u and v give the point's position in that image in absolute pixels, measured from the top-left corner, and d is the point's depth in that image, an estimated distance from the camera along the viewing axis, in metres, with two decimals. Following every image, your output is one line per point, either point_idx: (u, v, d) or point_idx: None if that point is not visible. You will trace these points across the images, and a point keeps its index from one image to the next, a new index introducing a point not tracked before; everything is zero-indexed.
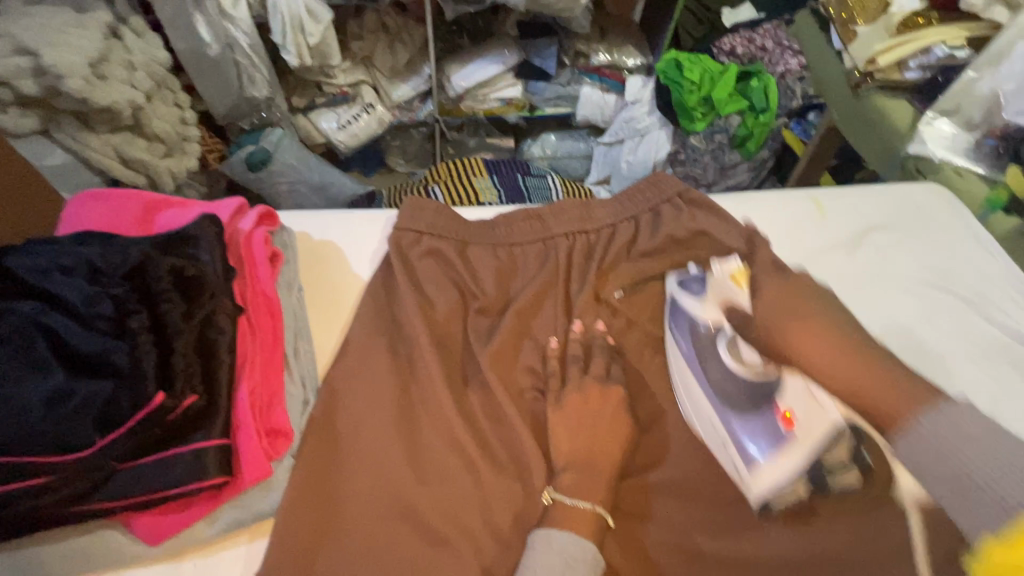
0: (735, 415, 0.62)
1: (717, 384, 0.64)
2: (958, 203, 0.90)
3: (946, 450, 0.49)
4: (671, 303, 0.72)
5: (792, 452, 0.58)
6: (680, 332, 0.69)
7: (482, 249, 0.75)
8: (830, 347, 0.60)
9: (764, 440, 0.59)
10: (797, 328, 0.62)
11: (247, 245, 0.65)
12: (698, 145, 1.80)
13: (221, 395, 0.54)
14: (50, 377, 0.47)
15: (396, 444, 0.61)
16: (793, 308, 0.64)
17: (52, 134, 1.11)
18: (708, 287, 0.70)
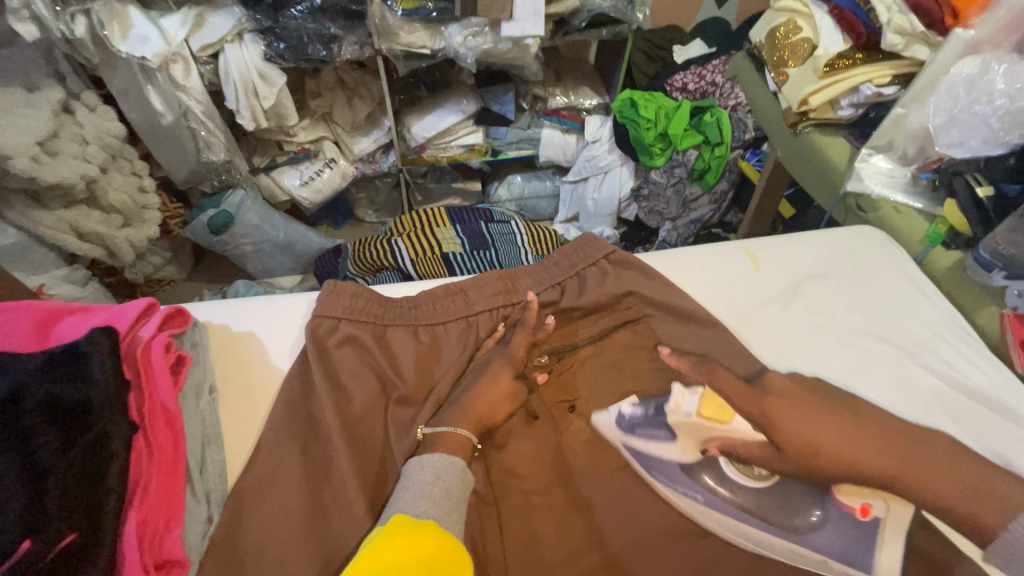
0: (799, 533, 0.63)
1: (740, 506, 0.64)
2: (891, 247, 0.92)
3: None
4: (634, 453, 0.68)
5: (871, 541, 0.62)
6: (671, 482, 0.66)
7: (402, 330, 0.74)
8: (852, 446, 0.65)
9: (843, 541, 0.62)
10: (804, 432, 0.66)
11: (145, 356, 0.62)
12: (659, 180, 1.78)
13: (106, 529, 0.50)
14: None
15: (305, 555, 0.59)
16: (798, 405, 0.69)
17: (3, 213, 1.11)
18: (671, 425, 0.68)
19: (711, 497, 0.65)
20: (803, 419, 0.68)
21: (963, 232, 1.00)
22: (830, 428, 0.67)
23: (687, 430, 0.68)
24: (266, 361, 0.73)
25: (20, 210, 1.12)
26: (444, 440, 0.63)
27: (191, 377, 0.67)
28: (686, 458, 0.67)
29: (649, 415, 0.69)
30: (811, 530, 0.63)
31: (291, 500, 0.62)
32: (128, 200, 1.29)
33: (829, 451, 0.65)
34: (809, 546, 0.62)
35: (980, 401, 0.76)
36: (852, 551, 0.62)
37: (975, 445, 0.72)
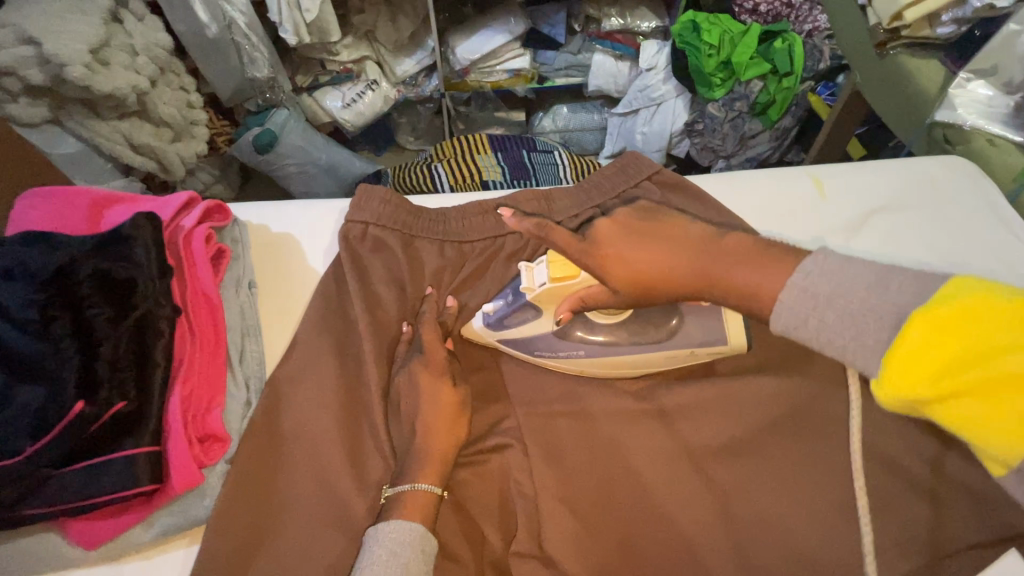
0: (661, 341, 0.61)
1: (582, 343, 0.62)
2: (980, 179, 0.82)
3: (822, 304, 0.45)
4: (512, 341, 0.63)
5: (719, 319, 0.60)
6: (553, 350, 0.63)
7: (429, 243, 0.71)
8: (667, 259, 0.53)
9: (704, 324, 0.60)
10: (632, 260, 0.54)
11: (187, 245, 0.64)
12: (715, 114, 1.64)
13: (152, 401, 0.53)
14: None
15: (333, 445, 0.59)
16: (637, 234, 0.55)
17: (64, 122, 1.10)
18: (531, 304, 0.60)
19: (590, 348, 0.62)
20: (626, 260, 0.54)
21: None
22: (658, 245, 0.54)
23: (550, 303, 0.60)
24: (302, 262, 0.74)
25: (78, 120, 1.10)
26: (407, 503, 0.53)
27: (231, 272, 0.68)
28: (550, 326, 0.61)
29: (511, 301, 0.61)
30: (672, 332, 0.61)
31: (321, 393, 0.61)
32: (177, 114, 1.25)
33: (660, 277, 0.54)
34: (672, 346, 0.61)
35: None
36: (715, 333, 0.60)
37: None
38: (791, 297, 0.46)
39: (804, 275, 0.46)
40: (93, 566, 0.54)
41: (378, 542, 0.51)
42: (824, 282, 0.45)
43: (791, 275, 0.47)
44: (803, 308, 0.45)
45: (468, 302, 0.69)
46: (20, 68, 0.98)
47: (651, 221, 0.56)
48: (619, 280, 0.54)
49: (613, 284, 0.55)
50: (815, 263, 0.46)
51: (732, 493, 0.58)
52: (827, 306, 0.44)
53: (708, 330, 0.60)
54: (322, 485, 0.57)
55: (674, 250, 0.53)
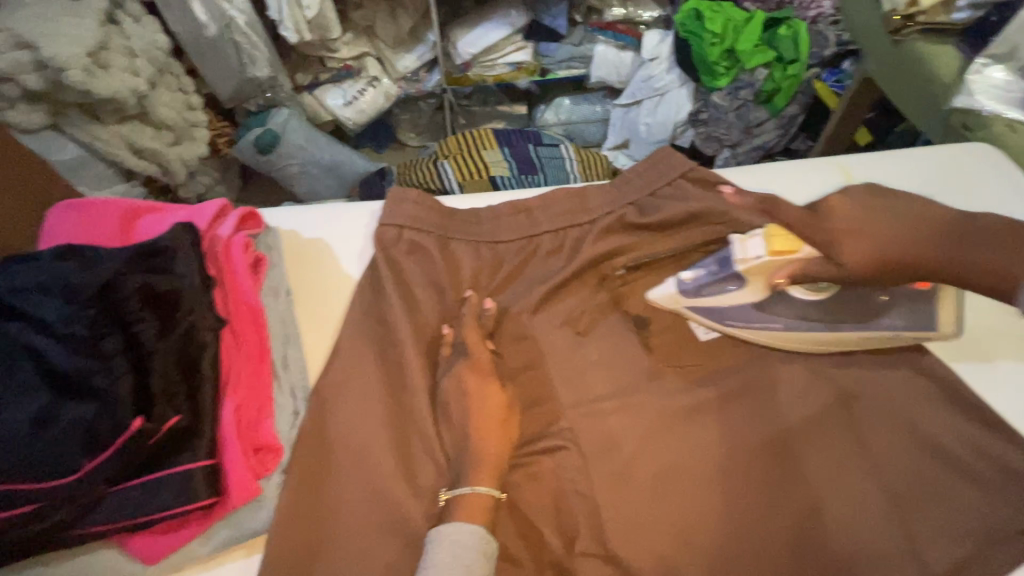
0: (866, 319, 0.61)
1: (790, 316, 0.62)
2: (1004, 164, 0.83)
3: None
4: (700, 310, 0.64)
5: (932, 305, 0.61)
6: (749, 322, 0.63)
7: (465, 245, 0.71)
8: (896, 234, 0.56)
9: (908, 313, 0.61)
10: (879, 237, 0.56)
11: (226, 254, 0.63)
12: (720, 104, 1.62)
13: (206, 413, 0.53)
14: (33, 401, 0.48)
15: (385, 452, 0.59)
16: (872, 216, 0.57)
17: (62, 127, 1.04)
18: (739, 272, 0.60)
19: (791, 322, 0.62)
20: (864, 234, 0.56)
21: None
22: (888, 224, 0.57)
23: (759, 275, 0.60)
24: (336, 268, 0.73)
25: (78, 125, 1.06)
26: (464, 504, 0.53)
27: (269, 279, 0.67)
28: (754, 298, 0.62)
29: (714, 270, 0.62)
30: (878, 314, 0.61)
31: (369, 400, 0.61)
32: (177, 117, 1.22)
33: (908, 258, 0.56)
34: (876, 329, 0.61)
35: None
36: (925, 320, 0.61)
37: None
38: None
39: None
40: None
41: (440, 544, 0.51)
42: None
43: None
44: None
45: (505, 302, 0.69)
46: (16, 74, 0.93)
47: (871, 204, 0.59)
48: (857, 255, 0.56)
49: (845, 259, 0.56)
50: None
51: (784, 488, 0.58)
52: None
53: (915, 319, 0.61)
54: (378, 491, 0.57)
55: (901, 231, 0.56)
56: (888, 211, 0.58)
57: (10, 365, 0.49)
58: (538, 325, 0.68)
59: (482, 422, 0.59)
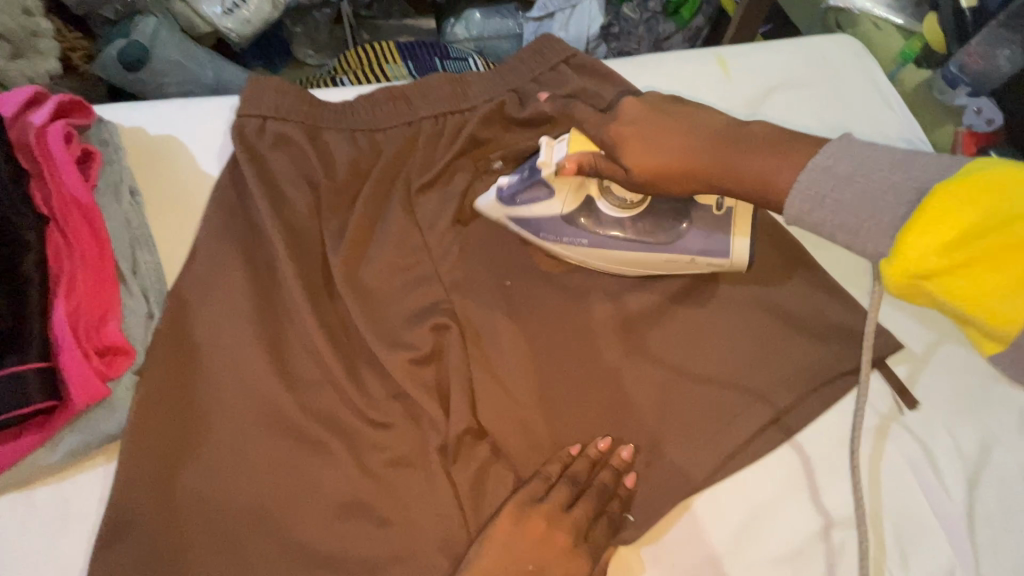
0: (669, 243, 0.59)
1: (611, 232, 0.60)
2: (866, 56, 0.88)
3: (853, 177, 0.45)
4: (521, 221, 0.62)
5: (728, 221, 0.58)
6: (558, 234, 0.61)
7: (338, 135, 0.66)
8: (684, 142, 0.54)
9: (706, 238, 0.58)
10: (652, 146, 0.54)
11: (41, 145, 0.55)
12: (630, 16, 1.46)
13: (32, 315, 0.48)
14: None
15: (256, 350, 0.56)
16: (652, 127, 0.55)
17: None
18: (545, 183, 0.59)
19: (597, 237, 0.60)
20: (646, 140, 0.54)
21: (938, 51, 0.95)
22: (674, 136, 0.54)
23: (563, 180, 0.59)
24: (191, 166, 0.66)
25: None
26: None
27: (106, 178, 0.60)
28: (565, 207, 0.60)
29: (523, 176, 0.59)
30: (677, 237, 0.59)
31: (233, 300, 0.57)
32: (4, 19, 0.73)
33: (685, 167, 0.54)
34: (675, 252, 0.59)
35: None
36: (716, 243, 0.58)
37: None
38: (808, 178, 0.48)
39: (828, 161, 0.47)
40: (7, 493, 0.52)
41: None
42: (845, 162, 0.46)
43: (804, 164, 0.48)
44: (821, 187, 0.47)
45: (383, 191, 0.66)
46: None
47: (682, 116, 0.56)
48: (637, 161, 0.54)
49: (630, 165, 0.55)
50: (814, 167, 0.47)
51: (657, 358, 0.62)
52: (849, 191, 0.45)
53: (712, 241, 0.59)
54: (250, 392, 0.55)
55: (685, 138, 0.54)
56: (676, 119, 0.55)
57: None
58: (419, 218, 0.66)
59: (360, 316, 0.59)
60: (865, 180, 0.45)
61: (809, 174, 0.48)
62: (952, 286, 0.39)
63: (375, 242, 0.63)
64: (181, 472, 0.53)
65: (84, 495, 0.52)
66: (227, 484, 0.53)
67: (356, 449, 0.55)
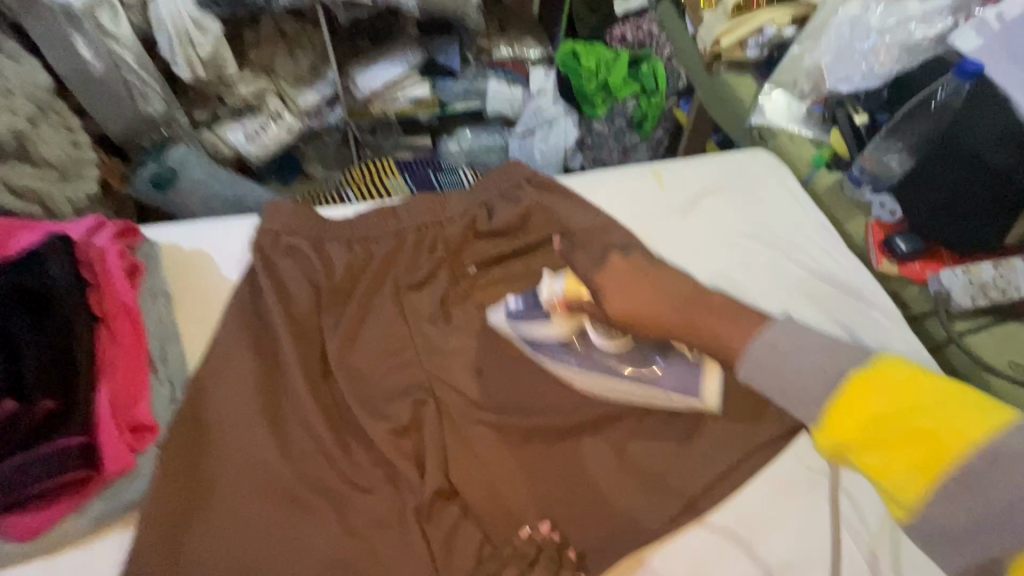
0: (641, 376, 0.68)
1: (603, 364, 0.69)
2: (776, 163, 1.03)
3: (791, 354, 0.50)
4: (524, 338, 0.73)
5: (700, 374, 0.67)
6: (554, 354, 0.72)
7: (337, 244, 0.80)
8: (667, 299, 0.60)
9: (683, 378, 0.67)
10: (638, 299, 0.61)
11: (101, 262, 0.69)
12: (601, 130, 1.69)
13: (80, 398, 0.59)
14: None
15: (260, 425, 0.65)
16: (642, 281, 0.62)
17: None
18: (545, 310, 0.71)
19: (584, 364, 0.70)
20: (630, 295, 0.62)
21: (844, 157, 1.14)
22: (663, 292, 0.61)
23: (560, 309, 0.70)
24: (215, 274, 0.80)
25: None
26: None
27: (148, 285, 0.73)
28: (559, 334, 0.71)
29: (529, 303, 0.72)
30: (655, 377, 0.68)
31: (243, 383, 0.68)
32: (64, 155, 1.03)
33: (660, 321, 0.60)
34: (649, 387, 0.68)
35: (837, 289, 0.89)
36: (690, 385, 0.67)
37: (827, 319, 0.85)
38: (760, 351, 0.51)
39: (775, 334, 0.52)
40: (29, 564, 0.57)
41: None
42: (789, 340, 0.51)
43: (769, 330, 0.52)
44: (768, 363, 0.51)
45: (373, 288, 0.79)
46: None
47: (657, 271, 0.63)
48: (615, 308, 0.63)
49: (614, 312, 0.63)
50: (770, 334, 0.52)
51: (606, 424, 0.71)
52: (790, 368, 0.50)
53: (686, 383, 0.67)
54: (253, 463, 0.64)
55: (672, 296, 0.60)
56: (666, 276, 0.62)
57: None
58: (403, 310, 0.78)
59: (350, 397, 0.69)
60: (799, 357, 0.50)
61: (756, 351, 0.52)
62: (875, 464, 0.45)
63: (365, 333, 0.75)
64: (188, 537, 0.60)
65: (99, 562, 0.58)
66: (227, 549, 0.60)
67: (344, 514, 0.63)
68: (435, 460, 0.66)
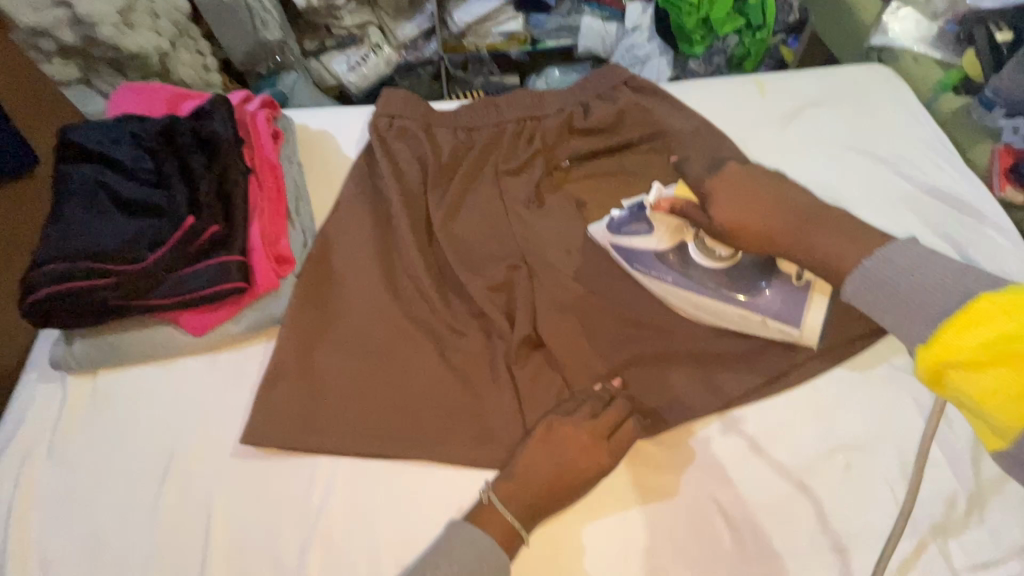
0: (747, 299, 0.69)
1: (701, 283, 0.70)
2: (896, 81, 0.99)
3: (885, 279, 0.53)
4: (620, 249, 0.75)
5: (805, 302, 0.67)
6: (648, 268, 0.73)
7: (444, 130, 0.88)
8: (777, 214, 0.62)
9: (788, 302, 0.67)
10: (745, 207, 0.63)
11: (253, 124, 0.81)
12: (697, 70, 1.63)
13: (238, 226, 0.71)
14: (115, 217, 0.69)
15: (375, 271, 0.76)
16: (754, 193, 0.63)
17: (92, 82, 1.15)
18: (648, 219, 0.73)
19: (680, 277, 0.71)
20: (742, 203, 0.63)
21: (976, 80, 1.07)
22: (769, 201, 0.63)
23: (662, 218, 0.72)
24: (337, 151, 0.90)
25: (106, 79, 1.14)
26: (480, 515, 0.60)
27: (285, 149, 0.84)
28: (659, 244, 0.72)
29: (632, 213, 0.74)
30: (756, 296, 0.69)
31: (360, 237, 0.78)
32: (196, 76, 1.27)
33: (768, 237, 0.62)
34: (753, 309, 0.69)
35: (946, 205, 0.85)
36: (794, 313, 0.67)
37: (930, 233, 0.82)
38: (874, 265, 0.55)
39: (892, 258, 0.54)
40: (199, 355, 0.72)
41: (450, 541, 0.58)
42: (900, 259, 0.53)
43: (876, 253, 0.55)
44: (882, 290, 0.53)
45: (473, 169, 0.86)
46: (53, 30, 1.02)
47: (773, 184, 0.64)
48: (722, 214, 0.63)
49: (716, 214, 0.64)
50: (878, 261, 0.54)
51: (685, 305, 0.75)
52: (896, 297, 0.52)
53: (790, 312, 0.67)
54: (368, 301, 0.74)
55: (781, 210, 0.62)
56: (776, 185, 0.64)
57: (91, 192, 0.70)
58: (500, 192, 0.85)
59: (451, 259, 0.78)
60: (887, 283, 0.53)
61: (866, 269, 0.55)
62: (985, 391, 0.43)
63: (467, 209, 0.83)
64: (316, 352, 0.71)
65: (249, 361, 0.72)
66: (346, 365, 0.71)
67: (443, 351, 0.72)
68: (523, 316, 0.73)
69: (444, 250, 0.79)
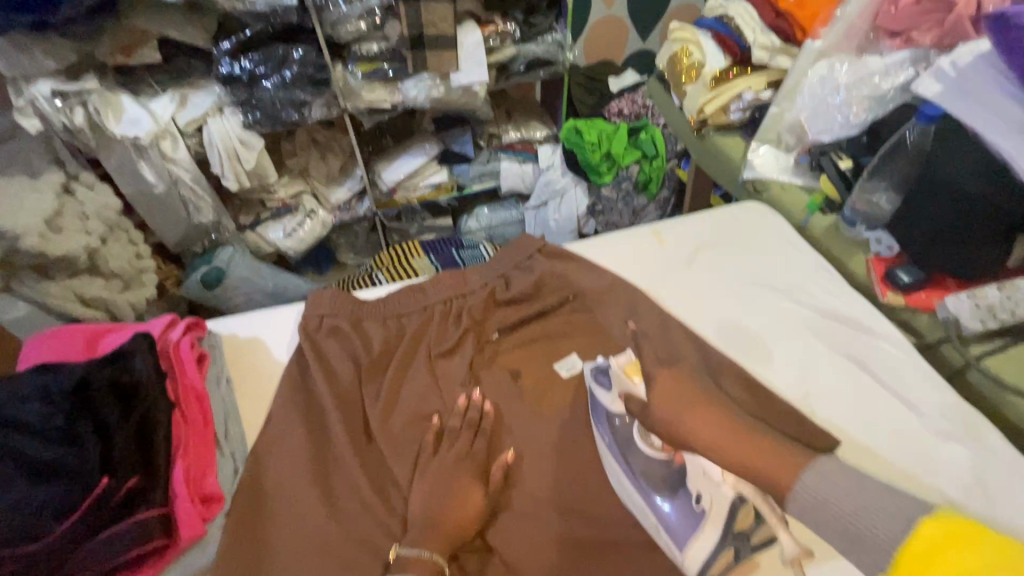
0: (648, 498, 0.68)
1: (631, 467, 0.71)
2: (769, 213, 1.12)
3: (823, 501, 0.53)
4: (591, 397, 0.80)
5: (698, 526, 0.62)
6: (598, 420, 0.77)
7: (373, 322, 0.90)
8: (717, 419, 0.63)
9: (682, 519, 0.64)
10: (688, 421, 0.64)
11: (176, 352, 0.82)
12: (609, 196, 1.77)
13: (158, 474, 0.67)
14: (12, 490, 0.60)
15: (312, 492, 0.72)
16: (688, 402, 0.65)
17: (14, 288, 1.08)
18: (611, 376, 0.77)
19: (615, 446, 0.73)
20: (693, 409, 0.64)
21: (835, 199, 1.21)
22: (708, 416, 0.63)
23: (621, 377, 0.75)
24: (269, 357, 0.90)
25: (31, 285, 1.09)
26: None
27: (212, 370, 0.84)
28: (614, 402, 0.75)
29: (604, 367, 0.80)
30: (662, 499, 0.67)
31: (295, 457, 0.75)
32: (127, 266, 1.25)
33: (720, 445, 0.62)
34: (654, 510, 0.67)
35: (841, 322, 0.94)
36: (681, 533, 0.64)
37: (837, 355, 0.90)
38: (810, 480, 0.55)
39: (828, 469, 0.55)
40: None
41: None
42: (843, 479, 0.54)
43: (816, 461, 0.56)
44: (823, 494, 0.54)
45: (405, 357, 0.88)
46: None
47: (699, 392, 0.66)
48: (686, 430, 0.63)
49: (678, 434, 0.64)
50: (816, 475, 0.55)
51: None
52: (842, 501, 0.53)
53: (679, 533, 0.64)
54: (305, 527, 0.70)
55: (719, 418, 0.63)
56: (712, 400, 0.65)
57: None
58: (436, 375, 0.87)
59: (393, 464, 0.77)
60: (827, 502, 0.53)
61: (801, 487, 0.55)
62: None
63: (402, 400, 0.84)
64: None
65: None
66: None
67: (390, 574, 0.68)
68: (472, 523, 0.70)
69: (383, 452, 0.78)
